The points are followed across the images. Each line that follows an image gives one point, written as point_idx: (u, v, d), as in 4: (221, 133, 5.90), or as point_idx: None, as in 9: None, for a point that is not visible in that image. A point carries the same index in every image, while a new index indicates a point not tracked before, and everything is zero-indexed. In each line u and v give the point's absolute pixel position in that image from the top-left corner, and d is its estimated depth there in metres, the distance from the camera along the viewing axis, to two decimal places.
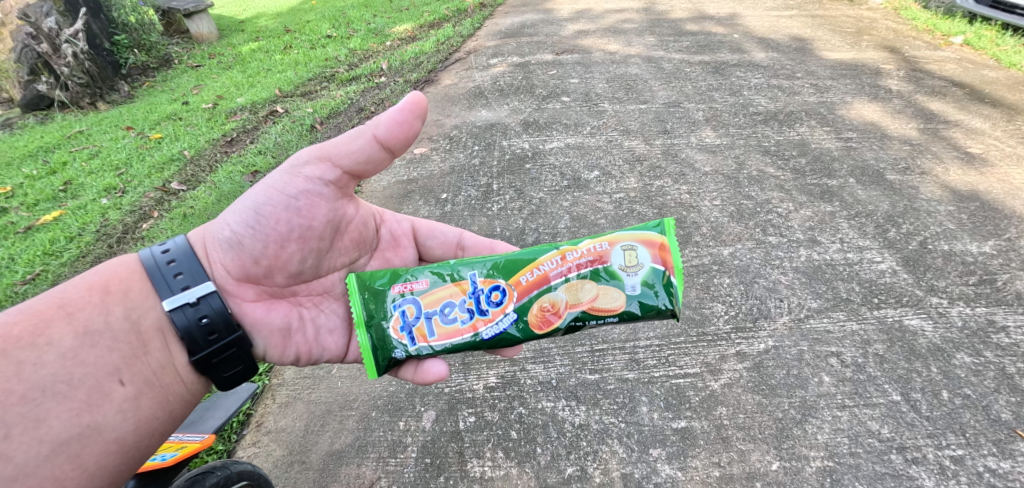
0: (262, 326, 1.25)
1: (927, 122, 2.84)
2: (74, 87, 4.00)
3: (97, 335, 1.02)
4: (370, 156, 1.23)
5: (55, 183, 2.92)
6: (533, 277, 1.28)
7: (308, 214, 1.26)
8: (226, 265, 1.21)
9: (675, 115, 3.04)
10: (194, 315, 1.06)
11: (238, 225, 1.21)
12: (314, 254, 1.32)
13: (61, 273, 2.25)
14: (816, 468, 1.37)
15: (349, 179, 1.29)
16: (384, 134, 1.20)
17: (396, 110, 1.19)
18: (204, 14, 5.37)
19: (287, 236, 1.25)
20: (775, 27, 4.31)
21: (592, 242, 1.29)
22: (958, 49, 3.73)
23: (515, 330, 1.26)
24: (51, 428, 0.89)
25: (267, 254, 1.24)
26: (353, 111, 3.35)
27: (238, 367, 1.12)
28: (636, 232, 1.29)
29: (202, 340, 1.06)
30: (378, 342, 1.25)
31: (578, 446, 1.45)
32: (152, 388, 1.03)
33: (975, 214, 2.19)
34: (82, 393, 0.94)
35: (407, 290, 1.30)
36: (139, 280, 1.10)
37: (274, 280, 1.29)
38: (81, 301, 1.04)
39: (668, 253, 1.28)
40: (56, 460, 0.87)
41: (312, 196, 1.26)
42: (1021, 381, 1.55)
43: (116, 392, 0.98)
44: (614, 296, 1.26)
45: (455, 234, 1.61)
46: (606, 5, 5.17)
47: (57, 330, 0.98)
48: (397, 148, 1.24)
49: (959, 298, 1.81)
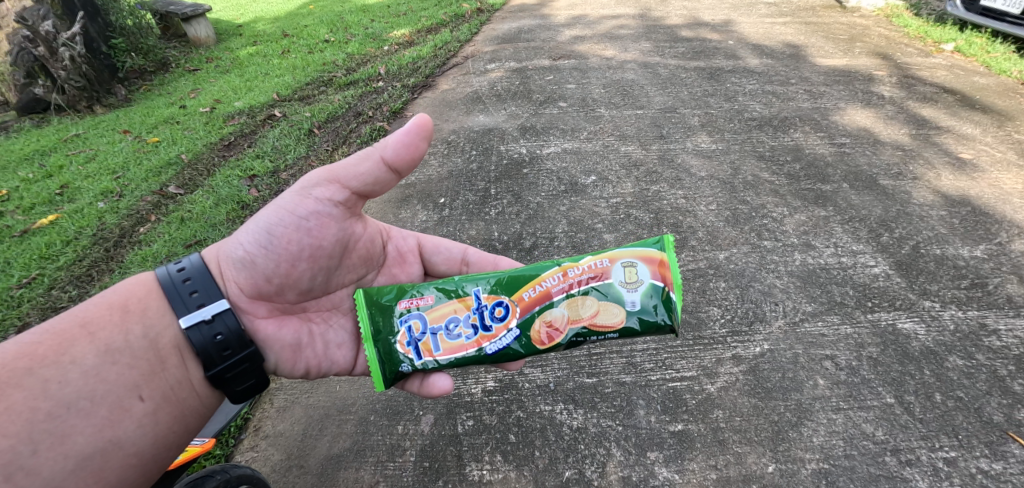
0: (274, 342, 1.29)
1: (919, 128, 2.88)
2: (71, 90, 3.98)
3: (117, 352, 1.07)
4: (378, 178, 1.23)
5: (51, 186, 2.92)
6: (536, 293, 1.30)
7: (318, 234, 1.27)
8: (240, 284, 1.24)
9: (671, 121, 3.07)
10: (209, 333, 1.10)
11: (250, 245, 1.23)
12: (323, 272, 1.33)
13: (58, 277, 2.25)
14: (811, 470, 1.38)
15: (357, 200, 1.30)
16: (392, 157, 1.20)
17: (402, 133, 1.19)
18: (202, 18, 5.37)
19: (298, 256, 1.26)
20: (769, 33, 4.36)
21: (593, 260, 1.32)
22: (949, 55, 3.78)
23: (518, 346, 1.27)
24: (76, 443, 0.95)
25: (278, 273, 1.26)
26: (351, 115, 3.35)
27: (249, 381, 1.15)
28: (635, 249, 1.31)
29: (217, 355, 1.10)
30: (385, 355, 1.27)
31: (576, 449, 1.45)
32: (169, 403, 1.09)
33: (966, 218, 2.22)
34: (104, 410, 1.00)
35: (414, 306, 1.31)
36: (156, 298, 1.15)
37: (285, 297, 1.31)
38: (102, 320, 1.09)
39: (667, 269, 1.29)
40: (80, 474, 0.95)
41: (322, 217, 1.27)
42: (1013, 383, 1.57)
43: (135, 408, 1.05)
44: (614, 312, 1.27)
45: (460, 250, 1.63)
46: (603, 12, 5.21)
47: (80, 349, 1.03)
48: (404, 170, 1.24)
49: (951, 302, 1.84)
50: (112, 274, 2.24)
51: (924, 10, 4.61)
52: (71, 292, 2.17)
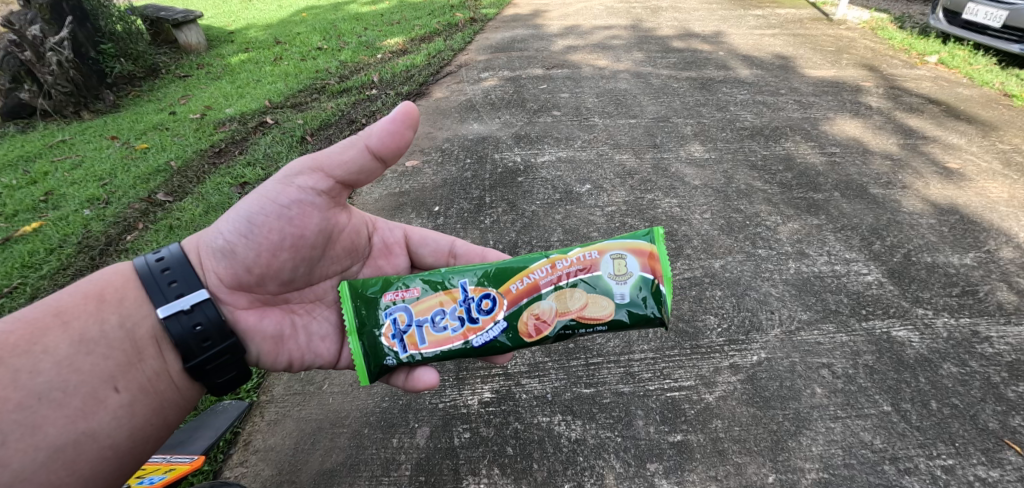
0: (254, 334, 1.27)
1: (907, 137, 2.93)
2: (57, 95, 3.92)
3: (92, 342, 1.06)
4: (362, 166, 1.22)
5: (35, 193, 2.86)
6: (523, 285, 1.28)
7: (300, 223, 1.25)
8: (219, 273, 1.22)
9: (664, 130, 3.09)
10: (188, 323, 1.09)
11: (230, 234, 1.21)
12: (306, 263, 1.31)
13: (40, 286, 2.19)
14: (811, 480, 1.37)
15: (342, 189, 1.28)
16: (376, 145, 1.19)
17: (387, 121, 1.18)
18: (193, 24, 5.32)
19: (279, 245, 1.24)
20: (759, 45, 4.43)
21: (582, 251, 1.30)
22: (933, 67, 3.86)
23: (505, 339, 1.26)
24: (47, 434, 0.94)
25: (259, 263, 1.24)
26: (344, 123, 3.33)
27: (230, 374, 1.14)
28: (625, 241, 1.30)
29: (197, 346, 1.09)
30: (370, 349, 1.25)
31: (575, 461, 1.43)
32: (146, 395, 1.09)
33: (955, 227, 2.25)
34: (78, 401, 0.99)
35: (399, 298, 1.29)
36: (134, 288, 1.14)
37: (266, 288, 1.29)
38: (76, 309, 1.08)
39: (657, 262, 1.28)
40: (51, 466, 0.93)
41: (305, 206, 1.24)
42: (1007, 390, 1.58)
43: (110, 399, 1.04)
44: (603, 305, 1.26)
45: (447, 242, 1.60)
46: (595, 22, 5.26)
47: (53, 338, 1.02)
48: (388, 158, 1.23)
49: (943, 309, 1.85)
50: None
51: (908, 23, 4.73)
52: None
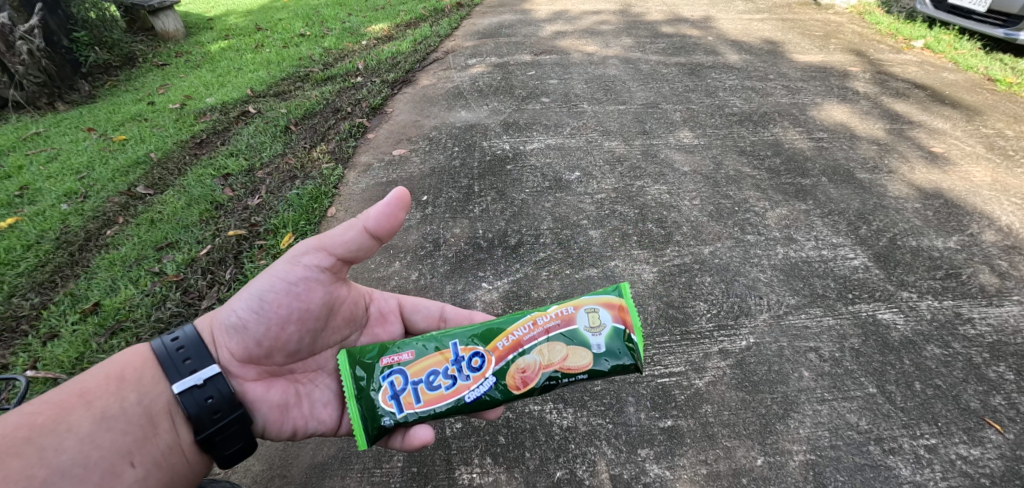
0: (261, 404, 1.20)
1: (893, 122, 2.95)
2: (30, 86, 3.81)
3: (112, 419, 1.00)
4: (361, 246, 1.14)
5: (10, 187, 2.78)
6: (506, 343, 1.22)
7: (306, 298, 1.20)
8: (231, 348, 1.18)
9: (653, 116, 3.08)
10: (202, 397, 1.04)
11: (241, 309, 1.17)
12: (311, 334, 1.25)
13: (19, 284, 2.14)
14: (799, 462, 1.39)
15: (343, 265, 1.21)
16: (373, 227, 1.11)
17: (383, 204, 1.09)
18: (170, 10, 5.17)
19: (287, 318, 1.20)
20: (747, 30, 4.41)
21: (558, 307, 1.24)
22: (919, 52, 3.88)
23: (495, 393, 1.18)
24: None
25: (268, 336, 1.19)
26: (329, 112, 3.27)
27: (238, 444, 1.07)
28: (596, 295, 1.25)
29: (208, 419, 1.03)
30: (368, 412, 1.16)
31: (567, 449, 1.44)
32: (160, 470, 1.02)
33: (939, 211, 2.28)
34: (97, 476, 0.92)
35: (394, 362, 1.21)
36: (153, 367, 1.09)
37: (273, 359, 1.23)
38: (98, 389, 1.02)
39: (626, 314, 1.22)
40: None
41: (310, 282, 1.19)
42: (987, 370, 1.61)
43: (127, 475, 0.97)
44: (582, 355, 1.18)
45: (438, 307, 1.53)
46: (583, 7, 5.20)
47: (78, 416, 0.96)
48: (387, 238, 1.15)
49: (927, 292, 1.88)
50: (78, 279, 2.14)
51: (894, 7, 4.73)
52: (34, 300, 2.06)
